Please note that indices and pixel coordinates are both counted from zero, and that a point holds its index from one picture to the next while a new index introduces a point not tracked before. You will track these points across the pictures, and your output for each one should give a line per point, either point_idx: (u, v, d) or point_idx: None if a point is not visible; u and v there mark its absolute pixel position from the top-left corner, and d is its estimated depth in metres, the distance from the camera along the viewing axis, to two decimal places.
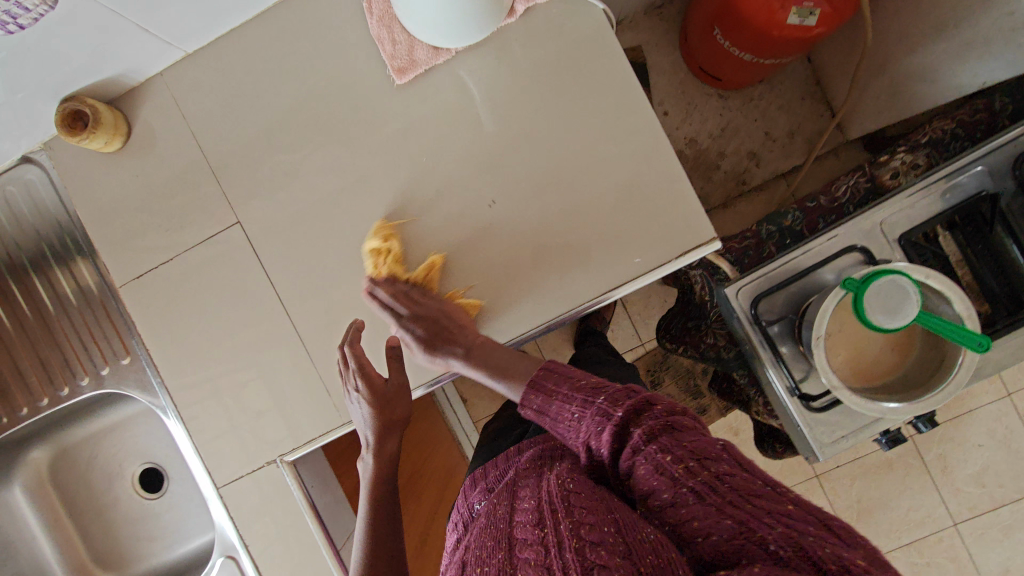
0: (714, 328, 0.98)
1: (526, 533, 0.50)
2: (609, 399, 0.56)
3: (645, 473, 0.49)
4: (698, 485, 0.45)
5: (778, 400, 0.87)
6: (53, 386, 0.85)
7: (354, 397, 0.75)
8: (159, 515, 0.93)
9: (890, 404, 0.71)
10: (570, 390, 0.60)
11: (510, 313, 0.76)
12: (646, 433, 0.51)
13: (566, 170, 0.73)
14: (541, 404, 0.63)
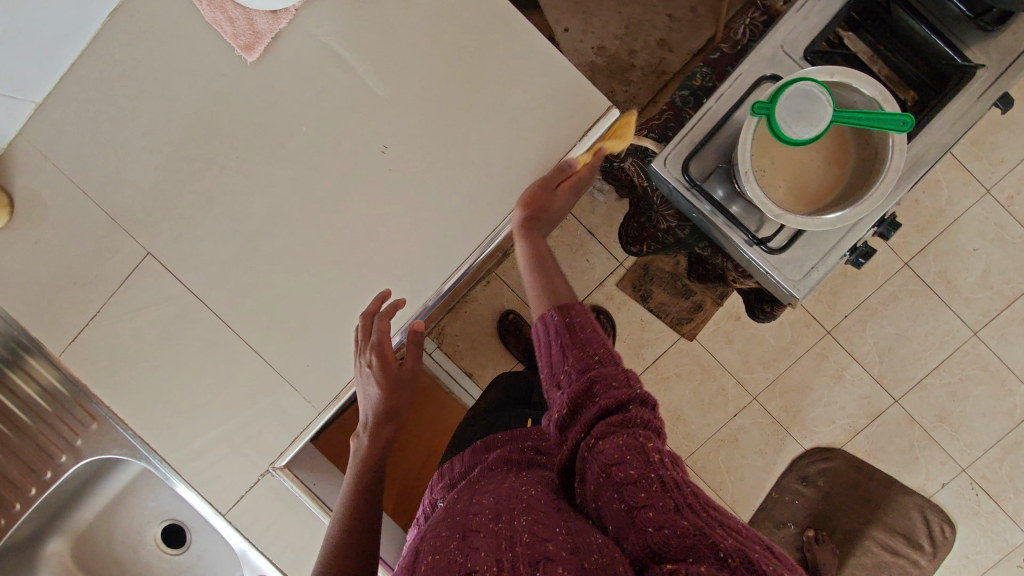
0: (663, 212, 0.96)
1: (482, 523, 0.49)
2: (623, 373, 0.52)
3: (613, 452, 0.47)
4: (665, 477, 0.46)
5: (742, 256, 0.86)
6: (37, 473, 0.84)
7: (364, 381, 0.74)
8: (192, 565, 0.94)
9: (837, 214, 0.69)
10: (589, 344, 0.55)
11: (442, 250, 0.75)
12: (637, 423, 0.49)
13: (445, 92, 0.72)
14: (557, 329, 0.57)
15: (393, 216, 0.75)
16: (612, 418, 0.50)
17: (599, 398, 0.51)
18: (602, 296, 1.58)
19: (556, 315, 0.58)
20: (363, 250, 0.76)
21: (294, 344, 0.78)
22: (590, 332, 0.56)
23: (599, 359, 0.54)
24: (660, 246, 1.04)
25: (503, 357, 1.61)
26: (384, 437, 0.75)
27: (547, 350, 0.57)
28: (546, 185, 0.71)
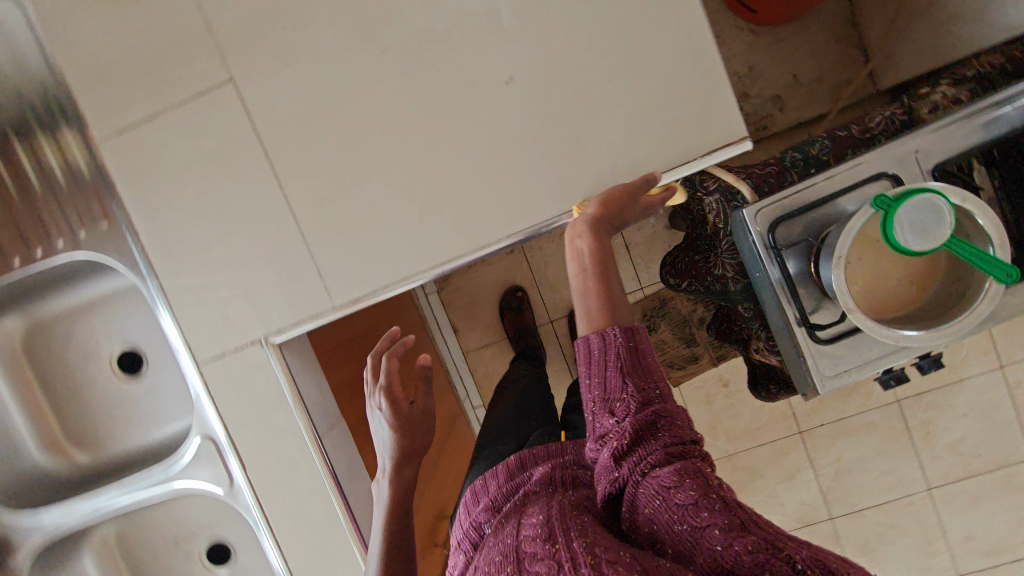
0: (724, 259, 0.94)
1: (537, 548, 0.51)
2: (677, 415, 0.55)
3: (669, 479, 0.49)
4: (724, 500, 0.48)
5: (782, 332, 0.85)
6: (28, 245, 0.80)
7: (377, 410, 0.75)
8: (137, 399, 0.90)
9: (909, 332, 0.68)
10: (653, 379, 0.57)
11: (518, 206, 0.70)
12: (692, 456, 0.52)
13: (591, 52, 0.66)
14: (619, 351, 0.57)
15: (489, 144, 0.69)
16: (670, 448, 0.52)
17: (658, 431, 0.54)
18: None
19: (619, 335, 0.57)
20: (443, 167, 0.71)
21: (335, 229, 0.73)
22: (650, 361, 0.58)
23: (658, 392, 0.56)
24: (703, 291, 1.02)
25: (495, 329, 1.59)
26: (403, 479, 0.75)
27: (603, 371, 0.57)
28: (621, 198, 0.65)
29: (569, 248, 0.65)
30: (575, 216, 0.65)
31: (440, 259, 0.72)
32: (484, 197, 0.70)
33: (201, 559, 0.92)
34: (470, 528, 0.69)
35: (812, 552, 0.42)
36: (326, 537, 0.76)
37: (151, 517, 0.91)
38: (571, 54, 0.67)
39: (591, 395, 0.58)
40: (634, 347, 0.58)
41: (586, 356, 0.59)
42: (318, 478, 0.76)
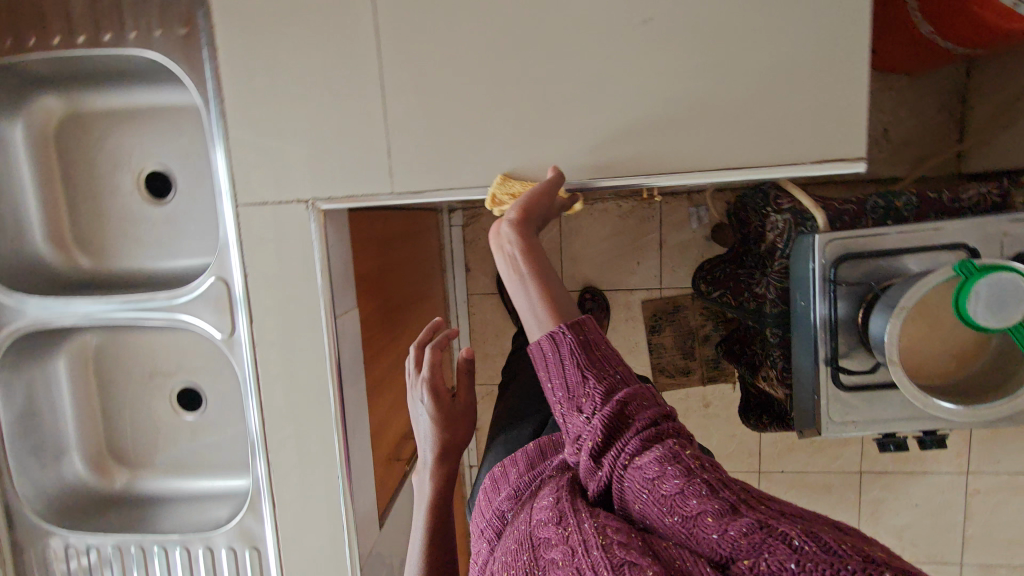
0: (770, 278, 0.92)
1: (549, 532, 0.49)
2: (643, 393, 0.53)
3: (651, 468, 0.46)
4: (709, 479, 0.45)
5: (804, 367, 0.85)
6: (95, 27, 0.73)
7: (419, 401, 0.81)
8: (155, 222, 0.87)
9: (947, 405, 0.68)
10: (615, 368, 0.55)
11: (609, 152, 0.67)
12: (668, 438, 0.49)
13: (743, 19, 0.62)
14: (573, 347, 0.55)
15: (605, 81, 0.65)
16: (642, 433, 0.49)
17: (630, 417, 0.51)
18: (622, 302, 1.57)
19: (568, 331, 0.55)
20: (552, 88, 0.66)
21: (418, 114, 0.68)
22: (607, 349, 0.56)
23: (618, 376, 0.54)
24: (737, 306, 1.01)
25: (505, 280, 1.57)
26: (444, 468, 0.82)
27: (561, 369, 0.55)
28: (538, 197, 0.63)
29: (501, 256, 0.62)
30: (495, 223, 0.62)
31: (522, 181, 0.68)
32: (581, 134, 0.67)
33: (172, 398, 0.91)
34: (494, 517, 0.67)
35: (807, 529, 0.39)
36: (313, 418, 0.74)
37: (137, 341, 0.89)
38: (724, 15, 0.62)
39: (555, 398, 0.55)
40: (583, 338, 0.56)
41: (542, 359, 0.57)
42: (323, 359, 0.73)
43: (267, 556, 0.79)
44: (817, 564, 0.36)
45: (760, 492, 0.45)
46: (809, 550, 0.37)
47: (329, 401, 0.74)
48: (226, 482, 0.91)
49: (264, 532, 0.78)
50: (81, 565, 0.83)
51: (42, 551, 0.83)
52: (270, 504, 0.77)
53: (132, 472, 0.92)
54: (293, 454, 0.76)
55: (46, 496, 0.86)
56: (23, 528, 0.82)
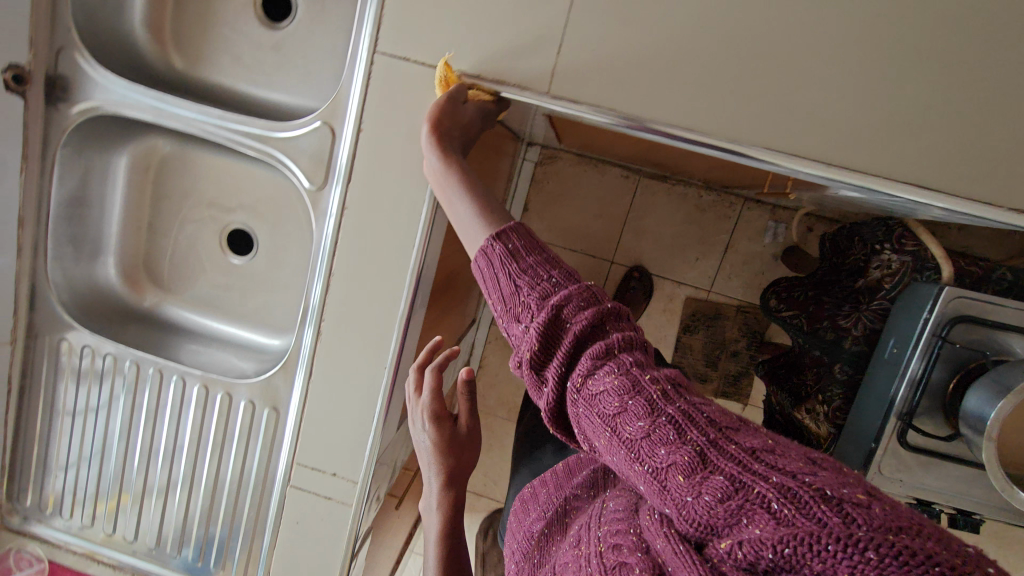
0: (864, 314, 0.89)
1: (568, 552, 0.49)
2: (576, 295, 0.47)
3: (611, 403, 0.41)
4: (671, 416, 0.39)
5: (867, 413, 0.83)
6: None
7: (421, 427, 0.72)
8: (260, 45, 0.78)
9: None
10: (545, 274, 0.50)
11: (792, 127, 0.61)
12: (620, 352, 0.44)
13: (994, 30, 0.56)
14: (504, 258, 0.51)
15: (827, 48, 0.58)
16: (590, 350, 0.44)
17: (569, 326, 0.46)
18: (667, 292, 1.51)
19: (496, 242, 0.52)
20: (765, 34, 0.58)
21: (608, 13, 0.59)
22: (536, 253, 0.52)
23: (553, 282, 0.49)
24: (808, 333, 0.95)
25: (559, 232, 1.51)
26: (450, 494, 0.75)
27: (497, 284, 0.51)
28: (453, 98, 0.61)
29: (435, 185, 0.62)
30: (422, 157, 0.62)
31: (695, 131, 0.61)
32: (775, 98, 0.60)
33: (223, 235, 0.86)
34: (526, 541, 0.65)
35: (787, 484, 0.33)
36: (378, 304, 0.70)
37: (207, 164, 0.83)
38: (980, 18, 0.56)
39: (497, 314, 0.51)
40: (516, 246, 0.52)
41: (483, 275, 0.53)
42: (412, 246, 0.68)
43: (286, 420, 0.77)
44: (797, 540, 0.30)
45: (740, 426, 0.39)
46: (788, 514, 0.32)
47: (402, 295, 0.69)
48: (253, 336, 0.88)
49: (291, 398, 0.76)
50: (94, 370, 0.80)
51: (60, 342, 0.79)
52: (306, 375, 0.74)
53: (163, 295, 0.89)
54: (346, 332, 0.72)
55: (75, 287, 0.82)
56: (46, 314, 0.78)
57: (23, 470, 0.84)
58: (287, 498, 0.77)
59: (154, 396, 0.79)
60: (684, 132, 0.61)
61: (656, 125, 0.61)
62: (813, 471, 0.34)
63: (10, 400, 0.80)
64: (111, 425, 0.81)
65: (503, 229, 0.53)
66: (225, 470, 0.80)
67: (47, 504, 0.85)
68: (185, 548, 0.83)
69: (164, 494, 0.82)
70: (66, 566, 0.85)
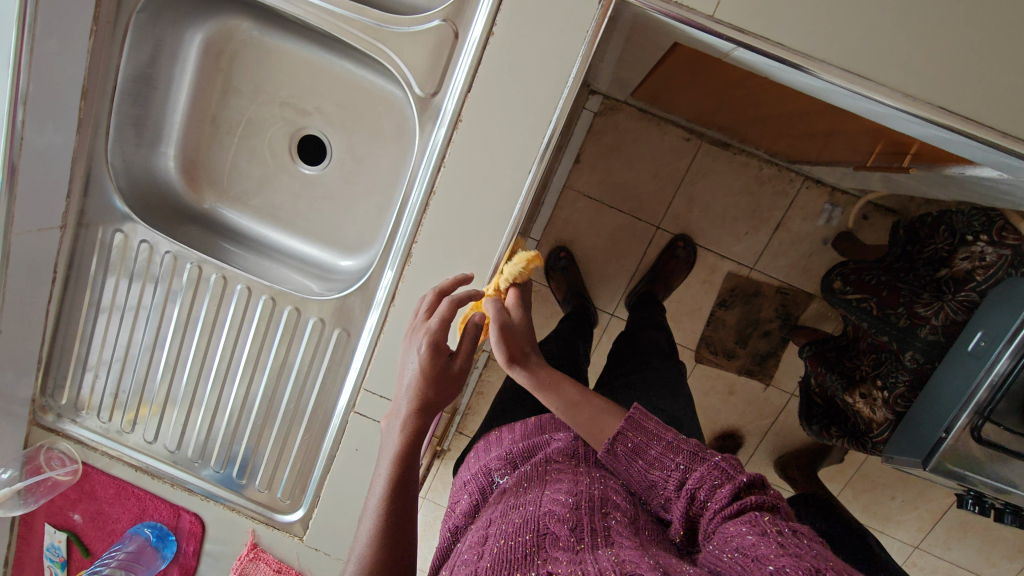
0: (951, 307, 0.86)
1: (559, 526, 0.48)
2: (700, 471, 0.47)
3: (729, 528, 0.41)
4: (783, 537, 0.38)
5: (938, 404, 0.83)
6: None
7: (413, 351, 0.62)
8: None
9: None
10: (662, 458, 0.50)
11: (967, 89, 0.54)
12: (748, 507, 0.42)
13: None
14: (632, 450, 0.52)
15: None
16: (722, 510, 0.44)
17: (707, 505, 0.46)
18: (708, 264, 1.47)
19: (619, 438, 0.53)
20: None
21: None
22: (654, 449, 0.51)
23: (682, 466, 0.49)
24: (877, 317, 0.94)
25: (609, 187, 1.44)
26: (416, 431, 0.59)
27: (631, 477, 0.53)
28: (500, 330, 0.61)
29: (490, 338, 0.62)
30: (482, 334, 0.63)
31: (907, 98, 0.55)
32: (957, 59, 0.53)
33: (294, 140, 0.80)
34: (480, 474, 0.68)
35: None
36: (479, 229, 0.66)
37: (287, 58, 0.76)
38: None
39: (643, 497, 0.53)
40: (642, 436, 0.52)
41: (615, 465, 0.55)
42: (527, 173, 0.64)
43: (358, 342, 0.74)
44: None
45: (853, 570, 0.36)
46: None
47: (506, 229, 0.66)
48: (317, 253, 0.82)
49: (366, 323, 0.73)
50: (151, 268, 0.75)
51: (114, 234, 0.74)
52: (385, 306, 0.71)
53: (220, 196, 0.82)
54: (439, 258, 0.68)
55: (134, 176, 0.76)
56: (101, 201, 0.73)
57: (59, 365, 0.79)
58: (349, 423, 0.75)
59: (215, 304, 0.75)
60: (893, 105, 0.55)
61: (829, 73, 0.55)
62: None
63: (54, 287, 0.75)
64: (163, 329, 0.76)
65: (620, 428, 0.54)
66: (282, 389, 0.77)
67: (84, 405, 0.80)
68: (229, 464, 0.80)
69: (213, 405, 0.78)
70: (98, 469, 0.81)
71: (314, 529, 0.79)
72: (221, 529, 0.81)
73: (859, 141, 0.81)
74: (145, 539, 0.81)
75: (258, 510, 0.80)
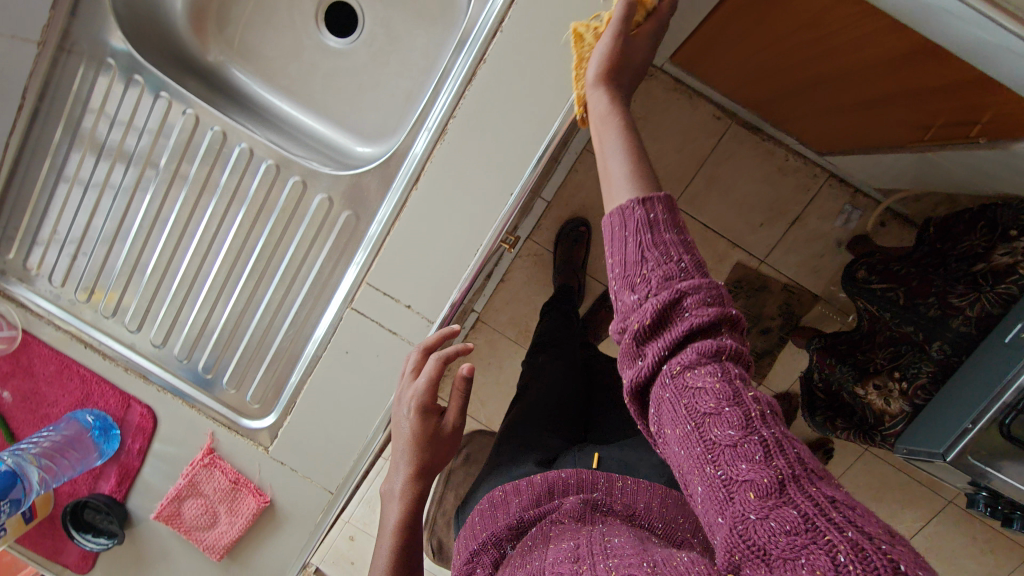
0: (987, 300, 0.84)
1: (562, 566, 0.44)
2: (684, 293, 0.38)
3: (705, 398, 0.35)
4: (766, 442, 0.33)
5: (965, 398, 0.79)
6: None
7: (404, 412, 0.61)
8: None
9: None
10: (658, 249, 0.40)
11: None
12: (729, 361, 0.37)
13: None
14: (640, 224, 0.42)
15: None
16: (700, 347, 0.37)
17: (685, 320, 0.38)
18: (719, 252, 1.42)
19: (639, 207, 0.42)
20: None
21: None
22: (659, 237, 0.41)
23: (680, 265, 0.40)
24: (905, 307, 0.90)
25: None
26: (413, 494, 0.60)
27: (622, 246, 0.42)
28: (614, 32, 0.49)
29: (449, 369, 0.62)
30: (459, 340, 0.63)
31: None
32: None
33: (323, 6, 0.70)
34: (489, 543, 0.57)
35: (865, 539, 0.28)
36: (525, 115, 0.59)
37: None
38: None
39: (609, 275, 0.43)
40: (659, 217, 0.42)
41: (609, 234, 0.44)
42: None
43: (368, 229, 0.66)
44: None
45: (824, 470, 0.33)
46: (856, 572, 0.27)
47: (557, 118, 0.58)
48: (331, 136, 0.74)
49: (382, 204, 0.66)
50: (132, 126, 0.65)
51: (101, 67, 0.64)
52: (406, 187, 0.64)
53: (231, 53, 0.73)
54: (475, 140, 0.60)
55: (133, 8, 0.66)
56: (93, 24, 0.63)
57: (15, 212, 0.68)
58: (342, 321, 0.66)
59: (209, 165, 0.66)
60: (1013, 32, 0.50)
61: None
62: (896, 546, 0.29)
63: (18, 120, 0.63)
64: (135, 204, 0.68)
65: (649, 197, 0.43)
66: (270, 273, 0.68)
67: (36, 265, 0.70)
68: (198, 351, 0.71)
69: (189, 280, 0.69)
70: (40, 341, 0.70)
71: (284, 439, 0.70)
72: (176, 428, 0.71)
73: (927, 104, 0.76)
74: (84, 428, 0.70)
75: (221, 412, 0.71)
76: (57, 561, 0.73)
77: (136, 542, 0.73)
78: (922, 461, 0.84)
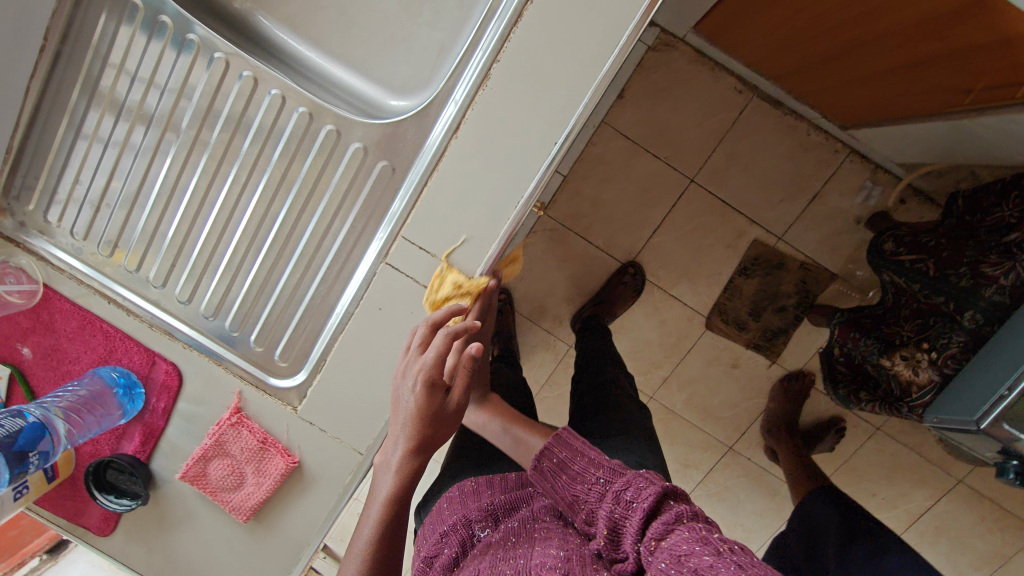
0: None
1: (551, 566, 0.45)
2: (620, 486, 0.48)
3: (679, 545, 0.39)
4: (740, 560, 0.37)
5: (1001, 366, 0.78)
6: None
7: (407, 385, 0.58)
8: None
9: None
10: (583, 470, 0.52)
11: None
12: (688, 520, 0.42)
13: None
14: (556, 468, 0.54)
15: None
16: (662, 517, 0.43)
17: (635, 508, 0.45)
18: (736, 229, 1.41)
19: (546, 456, 0.56)
20: None
21: None
22: (579, 463, 0.53)
23: (601, 479, 0.50)
24: (934, 278, 0.89)
25: (652, 129, 1.35)
26: (410, 468, 0.59)
27: (557, 492, 0.53)
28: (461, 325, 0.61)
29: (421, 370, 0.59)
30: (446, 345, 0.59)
31: None
32: None
33: None
34: (464, 526, 0.60)
35: None
36: (572, 61, 0.57)
37: None
38: None
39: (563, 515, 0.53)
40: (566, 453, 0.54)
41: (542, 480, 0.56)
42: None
43: (404, 183, 0.65)
44: None
45: None
46: None
47: (606, 62, 0.56)
48: (361, 90, 0.72)
49: (419, 157, 0.64)
50: (154, 85, 0.63)
51: (122, 10, 0.60)
52: (446, 137, 0.62)
53: None
54: (518, 88, 0.58)
55: None
56: None
57: (34, 162, 0.65)
58: (376, 276, 0.65)
59: (237, 116, 0.64)
60: None
61: None
62: None
63: (39, 62, 0.60)
64: (162, 154, 0.65)
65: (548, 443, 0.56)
66: (300, 228, 0.66)
67: (56, 219, 0.67)
68: (224, 309, 0.69)
69: (216, 236, 0.67)
70: (62, 295, 0.68)
71: (315, 398, 0.68)
72: (202, 386, 0.70)
73: (972, 63, 0.75)
74: (105, 385, 0.68)
75: (250, 370, 0.70)
76: (78, 523, 0.72)
77: (161, 503, 0.72)
78: (950, 430, 0.85)
